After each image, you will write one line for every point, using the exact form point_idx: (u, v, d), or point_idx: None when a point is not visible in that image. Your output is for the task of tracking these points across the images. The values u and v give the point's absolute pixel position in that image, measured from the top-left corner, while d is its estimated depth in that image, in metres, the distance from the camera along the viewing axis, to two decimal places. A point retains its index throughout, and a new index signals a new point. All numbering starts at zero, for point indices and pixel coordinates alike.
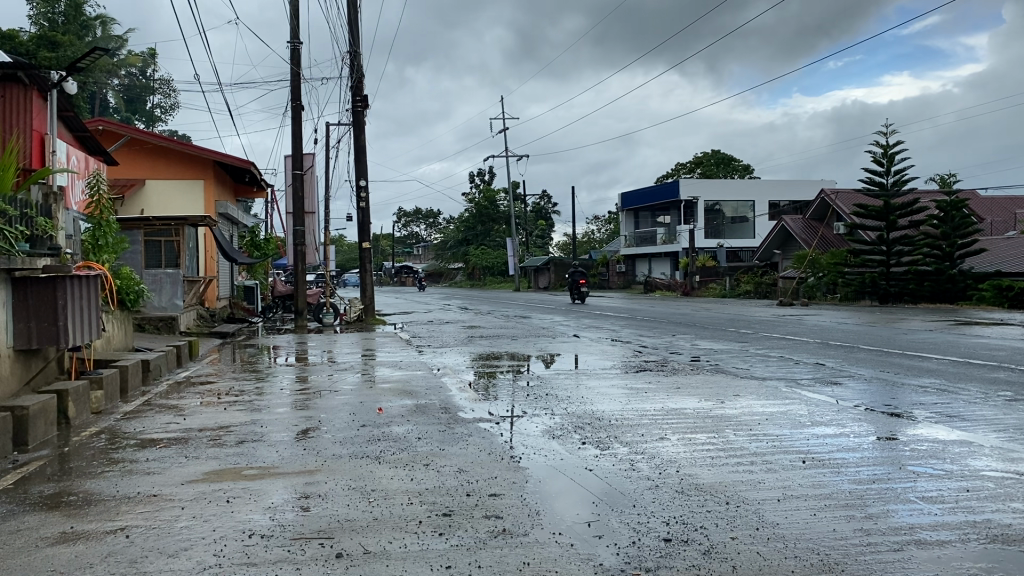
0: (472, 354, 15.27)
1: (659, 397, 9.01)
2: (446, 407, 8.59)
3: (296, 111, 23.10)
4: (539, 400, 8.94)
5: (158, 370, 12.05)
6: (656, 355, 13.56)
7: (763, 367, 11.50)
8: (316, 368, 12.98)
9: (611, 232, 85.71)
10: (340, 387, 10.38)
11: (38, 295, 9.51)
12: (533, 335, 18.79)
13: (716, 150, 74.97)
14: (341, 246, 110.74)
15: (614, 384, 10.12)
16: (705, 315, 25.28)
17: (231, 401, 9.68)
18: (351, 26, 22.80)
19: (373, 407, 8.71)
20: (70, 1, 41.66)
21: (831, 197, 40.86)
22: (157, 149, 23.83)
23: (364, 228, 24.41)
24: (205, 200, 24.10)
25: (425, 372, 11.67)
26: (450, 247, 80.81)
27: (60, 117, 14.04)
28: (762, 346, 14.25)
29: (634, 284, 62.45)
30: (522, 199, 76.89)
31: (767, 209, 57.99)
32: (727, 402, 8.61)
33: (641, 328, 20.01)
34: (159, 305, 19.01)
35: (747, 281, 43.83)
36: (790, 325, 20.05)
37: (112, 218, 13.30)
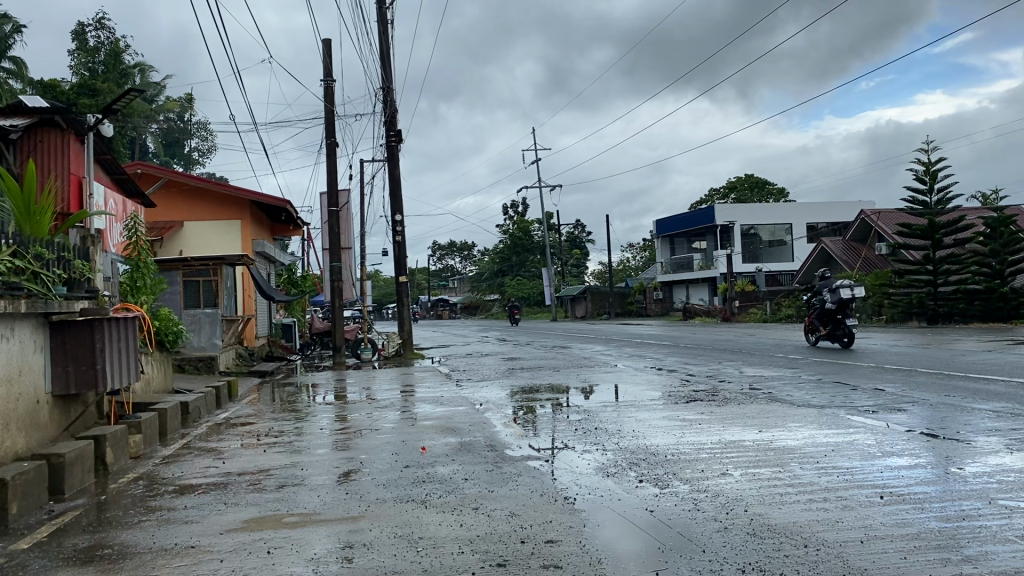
0: (513, 387, 14.91)
1: (714, 428, 8.60)
2: (492, 444, 8.24)
3: (330, 148, 23.17)
4: (588, 435, 8.56)
5: (198, 412, 11.89)
6: (704, 384, 13.10)
7: (820, 394, 10.99)
8: (355, 406, 12.74)
9: (646, 260, 85.15)
10: (381, 426, 10.08)
11: (76, 339, 9.40)
12: (575, 366, 18.42)
13: (750, 174, 74.37)
14: (377, 280, 111.43)
15: (665, 416, 9.71)
16: (749, 341, 24.72)
17: (272, 442, 9.43)
18: (383, 62, 22.90)
19: (417, 445, 8.42)
20: (109, 50, 42.68)
21: (873, 217, 40.17)
22: (194, 191, 24.02)
23: (400, 262, 24.29)
24: (242, 239, 24.20)
25: (466, 408, 11.33)
26: (485, 279, 80.81)
27: (98, 161, 14.13)
28: (814, 371, 13.72)
29: (673, 311, 61.73)
30: (556, 229, 76.77)
31: (806, 232, 57.11)
32: (787, 433, 8.17)
33: (684, 356, 19.51)
34: (199, 345, 18.96)
35: (789, 305, 43.03)
36: (839, 348, 19.40)
37: (150, 260, 13.26)
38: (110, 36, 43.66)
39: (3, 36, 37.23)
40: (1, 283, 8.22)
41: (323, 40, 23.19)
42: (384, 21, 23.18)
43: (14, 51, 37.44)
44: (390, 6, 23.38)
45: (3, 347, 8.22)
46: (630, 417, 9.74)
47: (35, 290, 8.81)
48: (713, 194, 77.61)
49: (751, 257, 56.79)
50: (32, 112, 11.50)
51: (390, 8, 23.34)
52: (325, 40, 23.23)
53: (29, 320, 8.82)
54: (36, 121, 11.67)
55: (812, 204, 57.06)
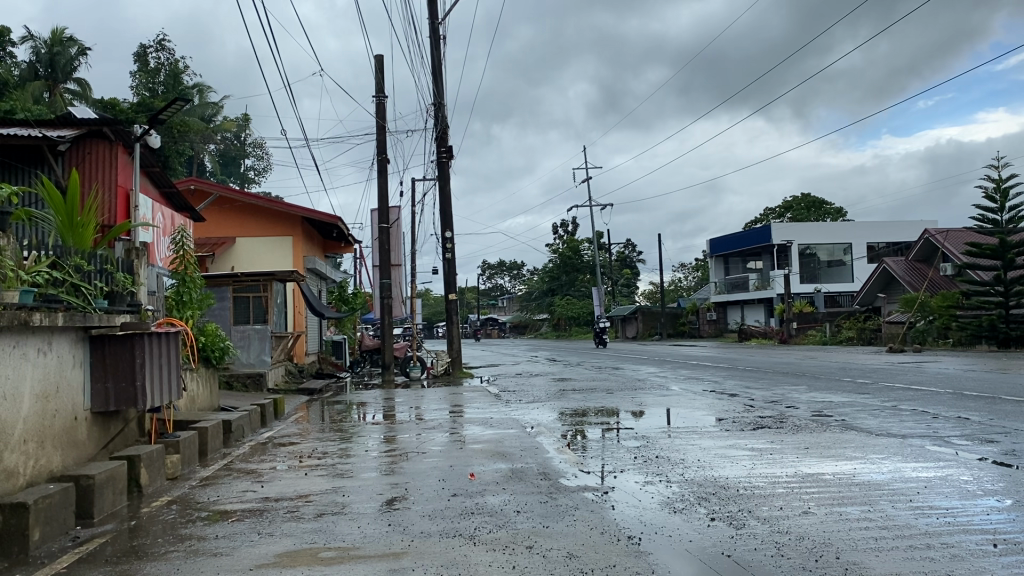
0: (564, 409, 14.32)
1: (787, 459, 7.91)
2: (546, 472, 7.67)
3: (381, 164, 22.94)
4: (649, 464, 7.94)
5: (241, 431, 11.52)
6: (770, 409, 12.35)
7: (900, 422, 10.17)
8: (403, 426, 12.27)
9: (699, 280, 83.86)
10: (429, 449, 9.58)
11: (116, 354, 9.08)
12: (629, 388, 17.73)
13: (807, 193, 72.85)
14: (428, 298, 112.24)
15: (732, 444, 9.03)
16: (811, 364, 23.74)
17: (315, 464, 8.98)
18: (436, 78, 22.67)
19: (466, 471, 7.90)
20: (169, 71, 43.50)
21: (940, 238, 38.89)
22: (246, 207, 23.98)
23: (450, 279, 23.93)
24: (292, 254, 24.08)
25: (517, 431, 10.74)
26: (535, 298, 80.48)
27: (145, 174, 13.97)
28: (888, 397, 12.86)
29: (727, 331, 60.53)
30: (606, 248, 76.14)
31: (865, 252, 55.51)
32: (870, 466, 7.45)
33: (745, 379, 18.71)
34: (247, 361, 18.72)
35: (849, 327, 41.74)
36: (910, 373, 18.41)
37: (196, 274, 13.00)
38: (170, 57, 44.44)
39: (69, 58, 38.15)
40: (37, 296, 7.95)
41: (376, 56, 23.04)
42: (436, 37, 22.95)
43: (78, 73, 38.28)
44: (442, 22, 23.15)
45: (40, 363, 7.92)
46: (695, 444, 9.08)
47: (73, 303, 8.53)
48: (768, 213, 76.11)
49: (809, 277, 55.32)
50: (80, 123, 11.36)
51: (443, 23, 23.11)
52: (378, 56, 23.08)
53: (68, 334, 8.53)
54: (85, 132, 11.55)
55: (871, 224, 55.52)
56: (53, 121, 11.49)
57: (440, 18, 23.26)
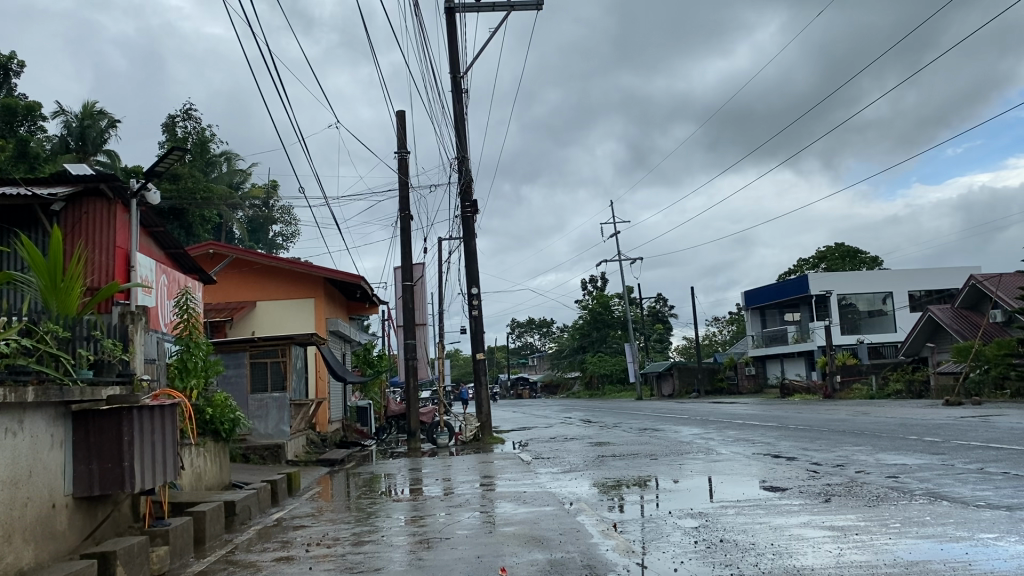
0: (601, 479, 12.99)
1: (881, 542, 6.60)
2: (590, 566, 6.44)
3: (405, 220, 22.15)
4: (714, 551, 6.69)
5: (248, 512, 10.39)
6: (838, 476, 11.00)
7: (996, 491, 8.76)
8: (429, 503, 11.05)
9: (734, 334, 82.19)
10: (455, 533, 8.39)
11: (101, 431, 8.10)
12: (673, 453, 16.38)
13: (840, 243, 71.41)
14: (457, 360, 111.39)
15: (808, 522, 7.71)
16: (865, 421, 22.22)
17: (325, 554, 7.81)
18: (460, 132, 21.96)
19: (495, 565, 6.66)
20: (197, 140, 43.79)
21: (990, 286, 37.37)
22: (266, 270, 23.22)
23: (478, 339, 22.87)
24: (315, 318, 23.16)
25: (555, 509, 9.51)
26: (566, 355, 79.07)
27: (151, 234, 13.20)
28: (968, 459, 11.47)
29: (766, 386, 58.65)
30: (637, 303, 74.93)
31: (906, 301, 53.77)
32: (989, 551, 6.11)
33: (798, 440, 17.29)
34: (265, 432, 17.74)
35: (897, 379, 39.97)
36: (978, 429, 16.92)
37: (202, 340, 12.06)
38: (198, 126, 44.56)
39: (100, 131, 38.27)
40: (1, 368, 6.97)
41: (396, 112, 22.45)
42: (459, 91, 22.32)
43: (109, 145, 38.34)
44: (465, 75, 22.57)
45: (7, 446, 6.92)
46: (763, 524, 7.75)
47: (49, 375, 7.55)
48: (802, 263, 74.64)
49: (849, 328, 53.46)
50: (75, 180, 10.65)
51: (465, 76, 22.53)
52: (399, 112, 22.48)
53: (44, 411, 7.55)
54: (81, 190, 10.82)
55: (911, 272, 53.92)
56: (46, 179, 10.77)
57: (463, 73, 22.68)
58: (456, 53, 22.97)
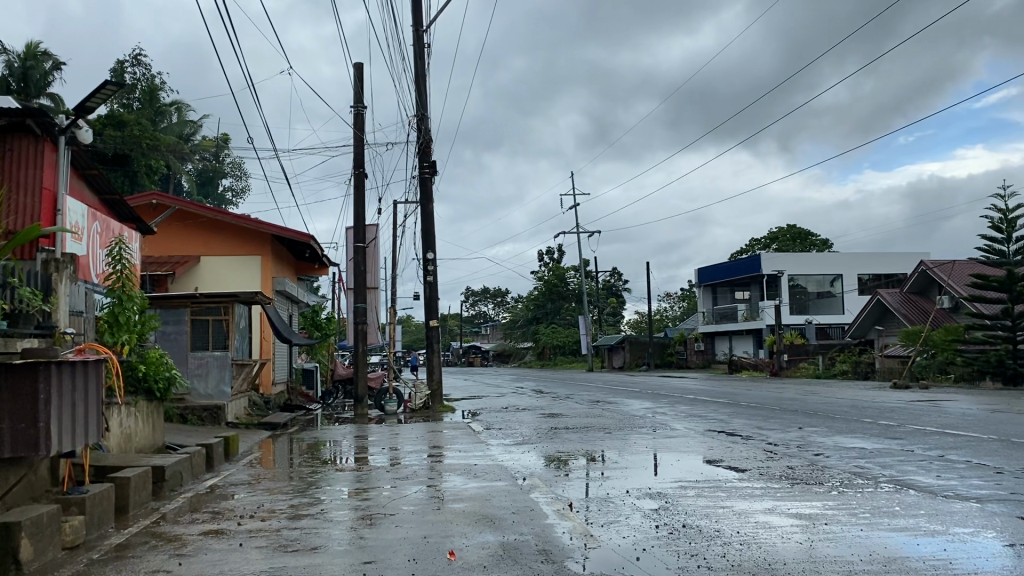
0: (551, 453, 12.56)
1: (855, 534, 6.22)
2: (544, 551, 5.98)
3: (359, 178, 21.34)
4: (678, 539, 6.25)
5: (178, 478, 9.71)
6: (796, 458, 10.72)
7: (963, 480, 8.50)
8: (374, 474, 10.50)
9: (685, 310, 82.85)
10: (401, 508, 7.86)
11: (15, 388, 7.31)
12: (626, 427, 16.06)
13: (793, 224, 72.08)
14: (409, 327, 110.74)
15: (773, 509, 7.34)
16: (816, 401, 22.21)
17: (258, 529, 7.19)
18: (420, 88, 21.14)
19: (442, 547, 6.15)
20: (145, 87, 42.15)
21: (936, 272, 37.98)
22: (211, 223, 22.24)
23: (431, 305, 22.25)
24: (262, 278, 22.32)
25: (507, 485, 9.03)
26: (519, 325, 78.89)
27: (83, 176, 12.28)
28: (925, 445, 11.28)
29: (715, 363, 59.16)
30: (592, 276, 74.98)
31: (856, 283, 54.47)
32: (971, 550, 5.70)
33: (751, 418, 17.14)
34: (205, 392, 17.01)
35: (844, 361, 40.48)
36: (928, 413, 16.95)
37: (137, 294, 11.26)
38: (147, 72, 42.77)
39: (44, 72, 36.47)
40: None
41: (355, 64, 21.51)
42: (420, 46, 21.48)
43: (52, 88, 36.60)
44: (427, 30, 21.70)
45: None
46: (726, 509, 7.37)
47: None
48: (755, 243, 75.22)
49: (799, 308, 53.90)
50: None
51: (428, 31, 21.67)
52: (358, 64, 21.54)
53: None
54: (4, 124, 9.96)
55: (862, 255, 54.58)
56: None
57: (425, 27, 21.81)
58: (418, 6, 22.06)
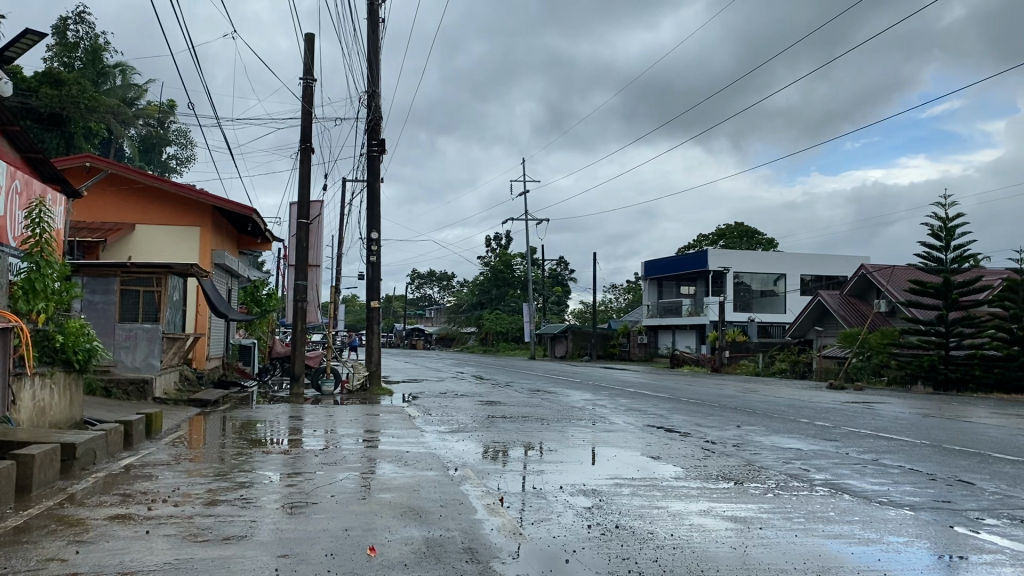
0: (485, 442, 12.27)
1: (790, 541, 6.07)
2: (471, 550, 5.70)
3: (305, 152, 20.73)
4: (611, 541, 6.01)
5: (92, 457, 9.17)
6: (733, 457, 10.63)
7: (899, 486, 8.46)
8: (302, 459, 10.09)
9: (629, 302, 83.46)
10: (324, 498, 7.50)
11: None
12: (564, 418, 15.87)
13: (739, 222, 72.99)
14: (353, 307, 109.63)
15: (709, 511, 7.17)
16: (753, 398, 22.37)
17: (169, 516, 6.76)
18: (373, 63, 20.60)
19: (363, 542, 5.83)
20: (88, 47, 40.53)
21: (875, 275, 38.68)
22: (147, 190, 21.38)
23: (373, 285, 21.78)
24: (200, 250, 21.61)
25: (438, 475, 8.73)
26: (464, 310, 78.52)
27: (2, 132, 11.64)
28: (859, 449, 11.29)
29: (657, 356, 59.68)
30: (539, 264, 74.96)
31: (797, 284, 55.34)
32: (907, 561, 5.58)
33: (689, 414, 17.11)
34: (132, 365, 16.38)
35: (782, 359, 41.12)
36: (862, 415, 17.14)
37: (55, 260, 10.63)
38: (90, 31, 41.14)
39: None
40: None
41: (305, 35, 20.83)
42: (374, 20, 20.90)
43: None
44: (382, 4, 21.12)
45: None
46: (660, 509, 7.20)
47: None
48: (701, 239, 75.95)
49: (741, 306, 54.50)
50: None
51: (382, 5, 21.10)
52: (309, 35, 20.88)
53: None
54: None
55: (805, 256, 55.46)
56: None
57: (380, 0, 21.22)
58: None
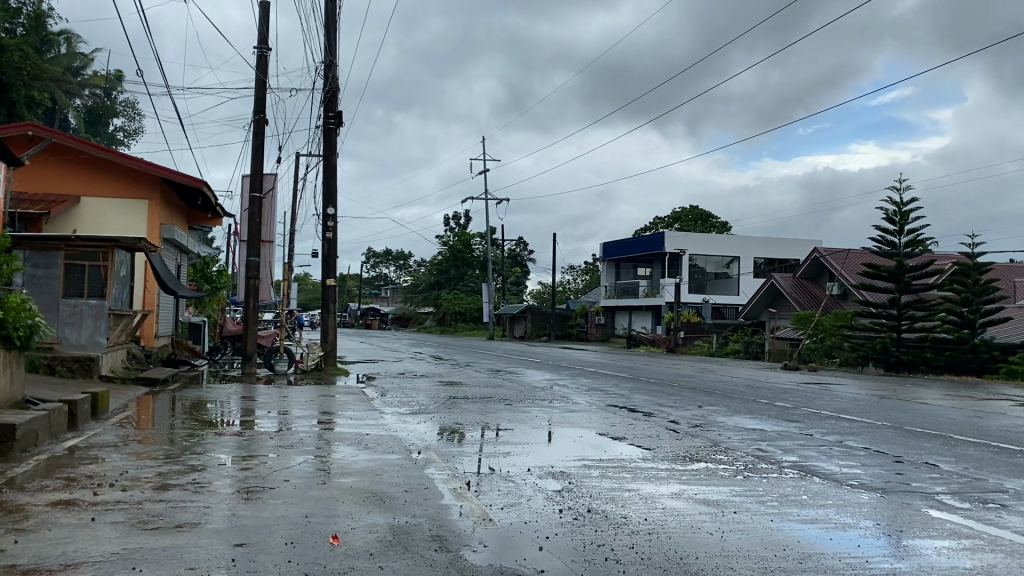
0: (444, 423, 11.99)
1: (766, 526, 5.91)
2: (439, 537, 5.44)
3: (258, 123, 20.10)
4: (585, 527, 5.79)
5: (33, 438, 8.71)
6: (698, 438, 10.51)
7: (866, 468, 8.41)
8: (257, 440, 9.72)
9: (586, 283, 83.75)
10: (282, 482, 7.17)
11: None
12: (525, 398, 15.67)
13: (695, 205, 73.49)
14: (308, 286, 108.29)
15: (682, 494, 7.00)
16: (711, 379, 22.48)
17: (116, 502, 6.36)
18: (330, 33, 20.01)
19: (325, 531, 5.52)
20: (31, 12, 39.01)
21: (829, 258, 39.13)
22: (93, 161, 20.57)
23: (329, 262, 21.29)
24: (149, 224, 20.92)
25: (400, 457, 8.45)
26: (421, 290, 78.02)
27: None
28: (822, 430, 11.27)
29: (613, 337, 59.98)
30: (498, 244, 74.72)
31: (752, 266, 55.90)
32: (886, 547, 5.45)
33: (649, 394, 17.06)
34: (77, 342, 15.73)
35: (736, 340, 41.53)
36: (819, 396, 17.27)
37: None
38: None
39: None
40: None
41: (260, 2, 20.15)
42: None
43: None
44: None
45: None
46: (631, 493, 7.01)
47: None
48: (657, 222, 76.34)
49: (696, 288, 54.90)
50: None
51: None
52: (263, 3, 20.20)
53: None
54: None
55: (760, 239, 56.04)
56: None
57: None
58: None
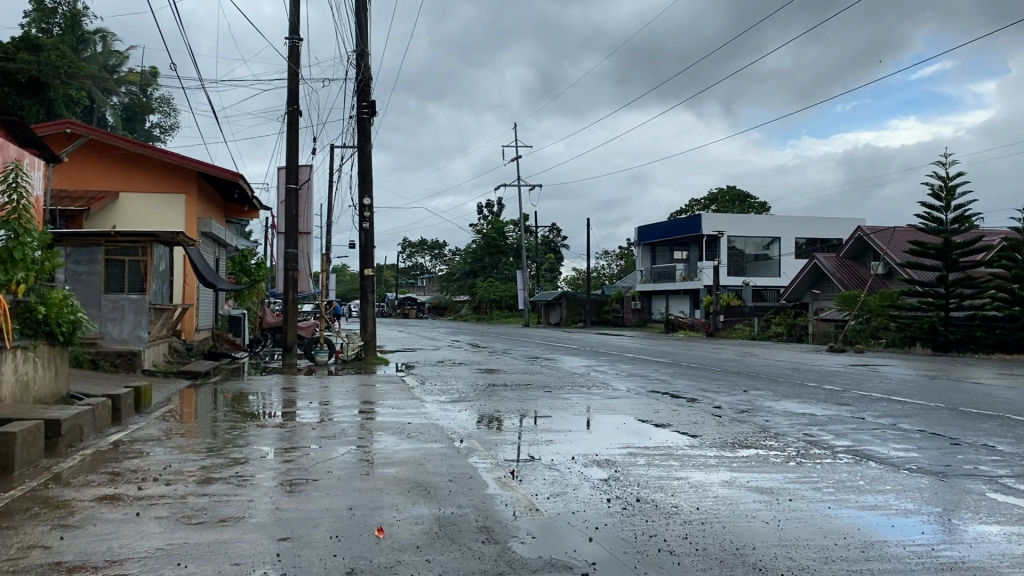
0: (484, 411, 11.87)
1: (823, 513, 5.70)
2: (485, 528, 5.31)
3: (292, 115, 20.10)
4: (635, 516, 5.62)
5: (78, 433, 8.75)
6: (745, 422, 10.27)
7: (922, 451, 8.14)
8: (298, 432, 9.68)
9: (622, 268, 83.15)
10: (325, 473, 7.10)
11: None
12: (565, 385, 15.50)
13: (731, 186, 72.53)
14: (344, 277, 108.95)
15: (733, 481, 6.79)
16: (753, 362, 22.14)
17: (160, 496, 6.33)
18: (360, 22, 19.91)
19: (370, 523, 5.43)
20: (67, 12, 39.45)
21: (872, 237, 38.30)
22: (131, 157, 20.74)
23: (365, 252, 21.28)
24: (187, 218, 21.05)
25: (442, 446, 8.35)
26: (457, 279, 78.06)
27: None
28: (872, 412, 10.97)
29: (651, 322, 59.53)
30: (532, 231, 74.45)
31: (791, 247, 55.04)
32: (953, 535, 5.21)
33: (691, 379, 16.80)
34: (120, 336, 15.92)
35: (778, 323, 40.92)
36: (866, 378, 16.87)
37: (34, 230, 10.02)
38: None
39: None
40: None
41: None
42: None
43: None
44: None
45: None
46: (680, 480, 6.84)
47: None
48: (693, 204, 75.49)
49: (735, 270, 54.22)
50: None
51: None
52: None
53: None
54: None
55: (798, 219, 55.13)
56: None
57: None
58: None
